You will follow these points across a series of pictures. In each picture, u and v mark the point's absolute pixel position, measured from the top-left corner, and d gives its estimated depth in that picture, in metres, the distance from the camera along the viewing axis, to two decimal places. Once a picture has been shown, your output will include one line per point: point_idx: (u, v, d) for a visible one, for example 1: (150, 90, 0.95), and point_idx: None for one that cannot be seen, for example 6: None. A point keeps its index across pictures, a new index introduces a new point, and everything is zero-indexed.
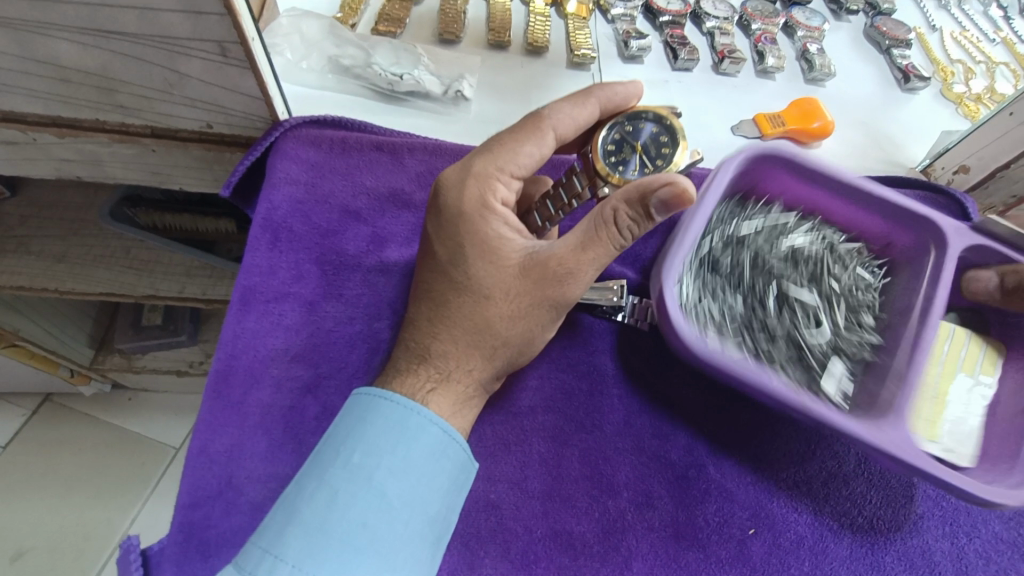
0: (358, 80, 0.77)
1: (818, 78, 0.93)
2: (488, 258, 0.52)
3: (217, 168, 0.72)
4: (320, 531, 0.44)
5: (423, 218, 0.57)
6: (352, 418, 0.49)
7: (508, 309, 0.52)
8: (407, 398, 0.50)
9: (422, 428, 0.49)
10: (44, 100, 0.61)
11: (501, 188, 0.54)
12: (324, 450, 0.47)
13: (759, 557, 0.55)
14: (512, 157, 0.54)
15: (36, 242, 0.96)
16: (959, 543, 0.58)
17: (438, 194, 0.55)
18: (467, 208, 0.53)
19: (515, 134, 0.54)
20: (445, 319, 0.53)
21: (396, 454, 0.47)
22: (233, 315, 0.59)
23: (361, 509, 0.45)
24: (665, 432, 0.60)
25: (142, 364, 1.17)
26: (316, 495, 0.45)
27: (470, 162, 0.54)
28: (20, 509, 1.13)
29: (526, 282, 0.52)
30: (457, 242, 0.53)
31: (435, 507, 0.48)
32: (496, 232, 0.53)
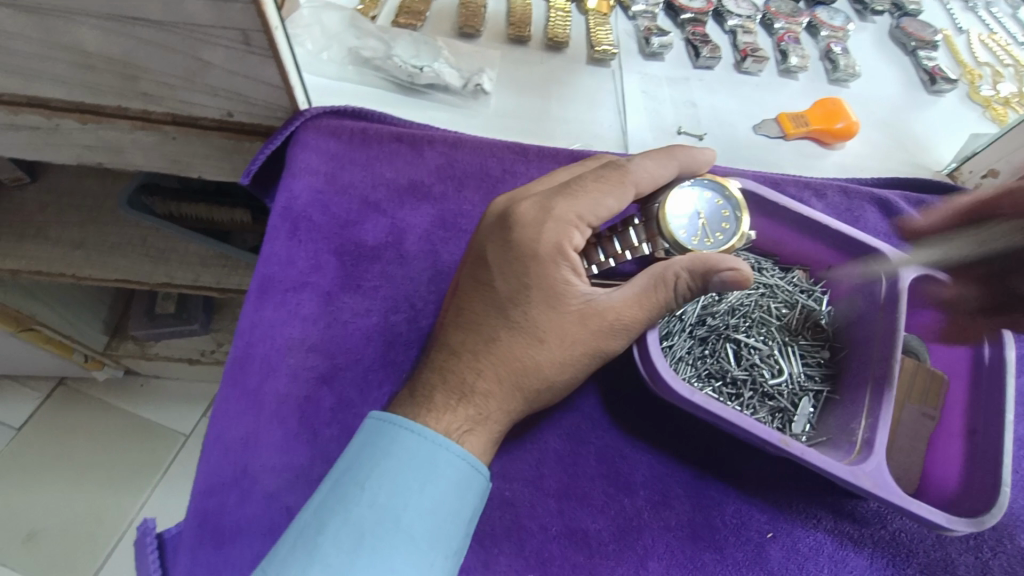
0: (377, 72, 0.77)
1: (842, 79, 0.92)
2: (551, 304, 0.50)
3: (236, 157, 0.72)
4: (343, 573, 0.42)
5: (482, 244, 0.54)
6: (373, 449, 0.47)
7: (559, 355, 0.50)
8: (434, 432, 0.48)
9: (449, 464, 0.47)
10: (68, 86, 0.61)
11: (577, 236, 0.52)
12: (345, 482, 0.46)
13: (776, 561, 0.54)
14: (592, 207, 0.52)
15: (54, 229, 0.97)
16: (983, 558, 0.57)
17: (509, 227, 0.52)
18: (541, 250, 0.51)
19: (598, 182, 0.53)
20: (488, 352, 0.50)
21: (421, 491, 0.46)
22: (252, 304, 0.59)
23: (384, 549, 0.44)
24: (682, 431, 0.59)
25: (155, 351, 1.19)
26: (339, 534, 0.44)
27: (551, 203, 0.52)
28: (33, 490, 1.15)
29: (582, 331, 0.50)
30: (523, 283, 0.51)
31: (457, 540, 0.47)
32: (563, 276, 0.51)
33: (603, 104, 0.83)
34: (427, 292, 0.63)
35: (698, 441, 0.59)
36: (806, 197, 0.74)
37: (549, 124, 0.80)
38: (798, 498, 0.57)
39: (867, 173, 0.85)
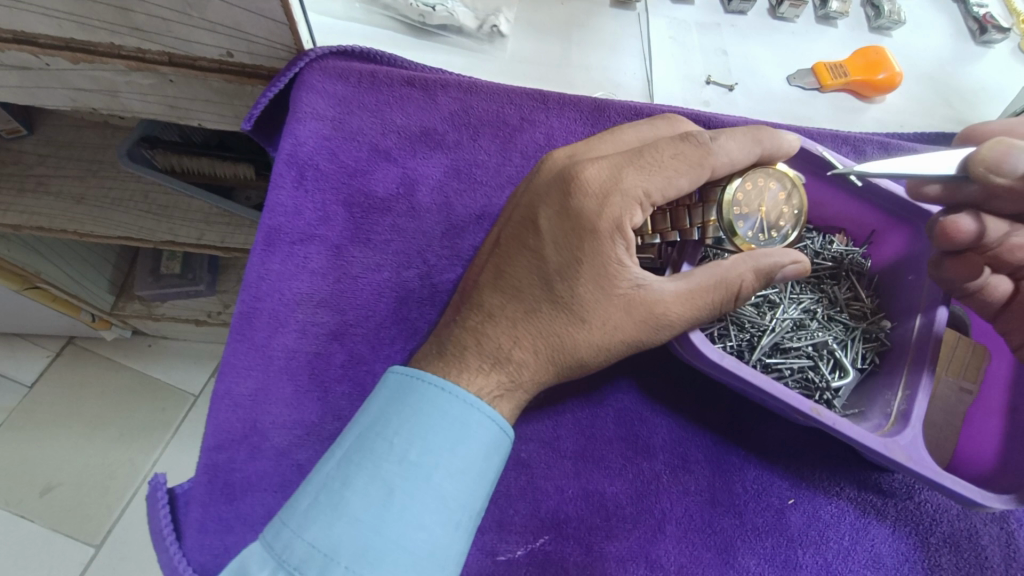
0: (387, 10, 0.71)
1: (885, 27, 0.85)
2: (601, 283, 0.46)
3: (238, 103, 0.68)
4: (370, 529, 0.41)
5: (535, 203, 0.50)
6: (403, 404, 0.45)
7: (600, 339, 0.48)
8: (466, 390, 0.46)
9: (480, 425, 0.45)
10: (55, 19, 0.57)
11: (640, 215, 0.47)
12: (371, 434, 0.44)
13: (797, 528, 0.53)
14: (664, 184, 0.47)
15: (54, 182, 0.93)
16: (1008, 529, 0.55)
17: (570, 193, 0.47)
18: (601, 227, 0.46)
19: (677, 158, 0.47)
20: (528, 322, 0.48)
21: (449, 450, 0.44)
22: (257, 256, 0.55)
23: (412, 509, 0.42)
24: (706, 395, 0.57)
25: (162, 311, 1.17)
26: (367, 488, 0.42)
27: (622, 173, 0.47)
28: (46, 446, 1.16)
29: (628, 318, 0.47)
30: (575, 255, 0.47)
31: (480, 501, 0.45)
32: (617, 258, 0.46)
33: (627, 51, 0.77)
34: (440, 247, 0.60)
35: (721, 407, 0.57)
36: (843, 153, 0.69)
37: (569, 70, 0.75)
38: (823, 465, 0.55)
39: (905, 130, 0.80)
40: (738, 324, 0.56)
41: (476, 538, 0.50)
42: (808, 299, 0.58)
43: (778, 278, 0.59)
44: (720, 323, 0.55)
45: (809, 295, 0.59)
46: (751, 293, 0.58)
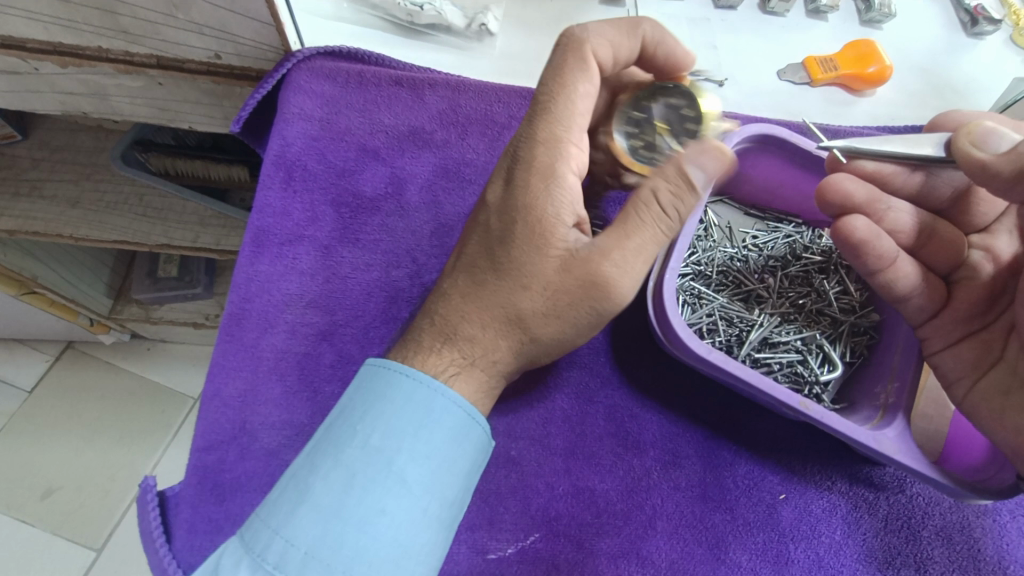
0: (374, 10, 0.71)
1: (876, 19, 0.85)
2: (535, 243, 0.45)
3: (227, 104, 0.68)
4: (335, 517, 0.41)
5: (480, 182, 0.50)
6: (368, 392, 0.46)
7: (545, 305, 0.46)
8: (428, 376, 0.46)
9: (447, 412, 0.45)
10: (42, 23, 0.57)
11: (573, 155, 0.46)
12: (340, 425, 0.45)
13: (788, 523, 0.53)
14: (569, 112, 0.46)
15: (48, 186, 0.94)
16: (1002, 521, 0.55)
17: (509, 159, 0.48)
18: (539, 174, 0.46)
19: (564, 79, 0.47)
20: (477, 295, 0.47)
21: (416, 436, 0.44)
22: (246, 256, 0.56)
23: (374, 492, 0.42)
24: (697, 391, 0.57)
25: (159, 315, 1.17)
26: (331, 475, 0.42)
27: (534, 127, 0.47)
28: (46, 450, 1.16)
29: (568, 278, 0.45)
30: (510, 218, 0.46)
31: (453, 490, 0.45)
32: (552, 210, 0.45)
33: None
34: (429, 246, 0.60)
35: (712, 402, 0.57)
36: None
37: None
38: (815, 459, 0.55)
39: (897, 123, 0.80)
40: (727, 319, 0.56)
41: (466, 536, 0.50)
42: (795, 295, 0.58)
43: (768, 274, 0.59)
44: (708, 319, 0.55)
45: (797, 290, 0.59)
46: (740, 289, 0.58)
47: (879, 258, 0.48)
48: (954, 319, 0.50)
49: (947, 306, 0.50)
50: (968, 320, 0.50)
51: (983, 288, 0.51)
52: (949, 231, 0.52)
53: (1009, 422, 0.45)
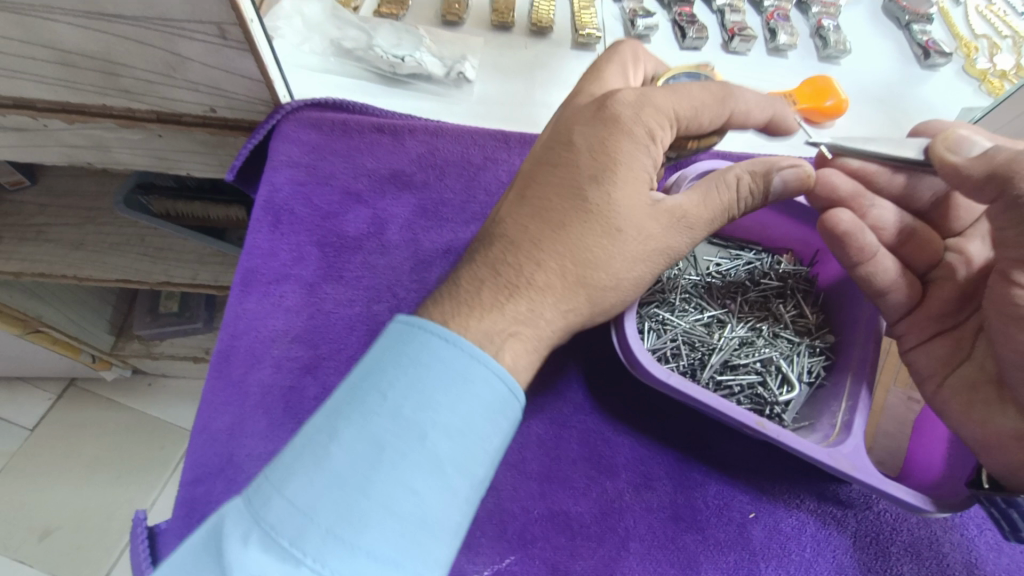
0: (360, 63, 0.77)
1: (833, 56, 0.90)
2: (632, 187, 0.47)
3: (221, 153, 0.73)
4: (349, 487, 0.38)
5: (567, 126, 0.50)
6: (400, 354, 0.43)
7: (636, 251, 0.48)
8: (472, 343, 0.43)
9: (484, 382, 0.43)
10: (52, 86, 0.62)
11: (666, 135, 0.49)
12: (367, 387, 0.42)
13: (758, 542, 0.54)
14: (693, 112, 0.49)
15: (54, 230, 0.98)
16: (969, 536, 0.56)
17: (606, 105, 0.48)
18: (623, 158, 0.47)
19: (704, 90, 0.50)
20: (556, 240, 0.47)
21: (452, 409, 0.41)
22: (235, 296, 0.59)
23: (400, 469, 0.39)
24: (666, 414, 0.59)
25: (160, 350, 1.20)
26: (354, 445, 0.39)
27: (654, 92, 0.48)
28: (46, 489, 1.17)
29: (658, 224, 0.48)
30: (609, 159, 0.47)
31: (486, 469, 0.43)
32: (647, 166, 0.48)
33: None
34: (408, 281, 0.63)
35: (681, 425, 0.59)
36: None
37: (533, 108, 0.79)
38: (781, 478, 0.57)
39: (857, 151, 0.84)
40: (689, 343, 0.59)
41: None
42: (756, 319, 0.62)
43: (729, 300, 0.63)
44: (671, 344, 0.58)
45: (756, 314, 0.62)
46: (702, 314, 0.61)
47: (861, 252, 0.52)
48: (927, 318, 0.54)
49: (920, 304, 0.54)
50: (941, 319, 0.53)
51: (956, 288, 0.53)
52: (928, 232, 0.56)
53: (976, 415, 0.49)
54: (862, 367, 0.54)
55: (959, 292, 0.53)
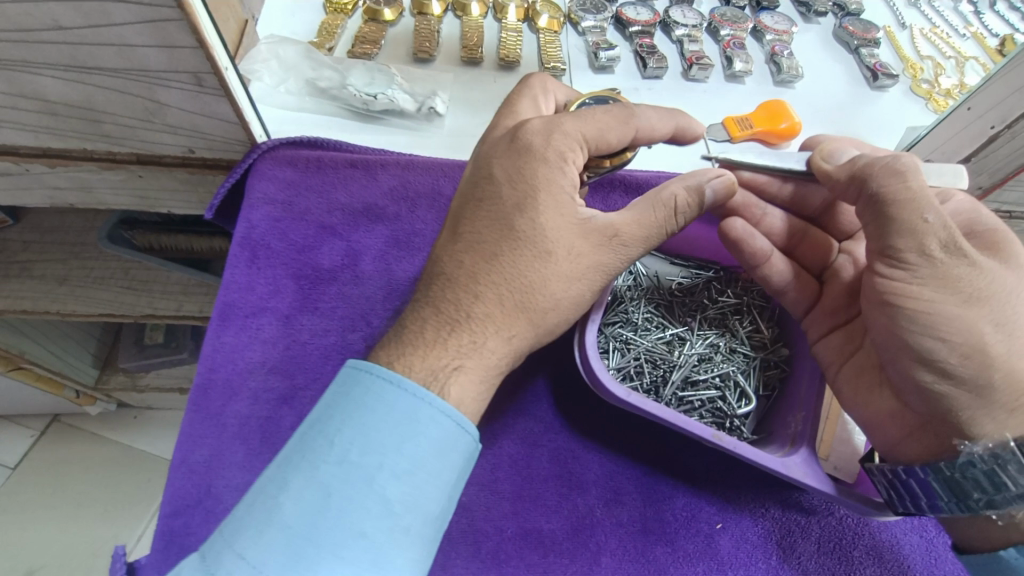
0: (334, 101, 0.80)
1: (787, 80, 0.95)
2: (557, 213, 0.51)
3: (201, 190, 0.76)
4: (304, 537, 0.42)
5: (487, 158, 0.54)
6: (349, 400, 0.47)
7: (567, 270, 0.52)
8: (416, 385, 0.47)
9: (431, 422, 0.46)
10: (34, 133, 0.65)
11: (579, 156, 0.54)
12: (317, 434, 0.45)
13: (726, 551, 0.56)
14: (601, 132, 0.54)
15: (38, 267, 1.00)
16: (929, 538, 0.58)
17: (518, 137, 0.53)
18: (540, 183, 0.51)
19: (606, 114, 0.55)
20: (490, 271, 0.51)
21: (399, 452, 0.45)
22: (213, 330, 0.61)
23: (353, 513, 0.43)
24: (634, 430, 0.61)
25: (146, 382, 1.21)
26: (303, 494, 0.43)
27: (560, 120, 0.53)
28: (29, 529, 1.16)
29: (586, 242, 0.52)
30: (529, 186, 0.51)
31: (436, 504, 0.46)
32: (567, 188, 0.53)
33: None
34: (382, 309, 0.65)
35: (649, 440, 0.61)
36: None
37: None
38: (746, 488, 0.59)
39: None
40: (652, 361, 0.62)
41: None
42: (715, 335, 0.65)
43: (690, 317, 0.65)
44: (634, 362, 0.61)
45: (714, 330, 0.65)
46: (663, 332, 0.64)
47: (756, 254, 0.59)
48: (823, 315, 0.61)
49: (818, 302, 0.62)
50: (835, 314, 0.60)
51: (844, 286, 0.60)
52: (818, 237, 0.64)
53: (861, 396, 0.56)
54: (813, 380, 0.57)
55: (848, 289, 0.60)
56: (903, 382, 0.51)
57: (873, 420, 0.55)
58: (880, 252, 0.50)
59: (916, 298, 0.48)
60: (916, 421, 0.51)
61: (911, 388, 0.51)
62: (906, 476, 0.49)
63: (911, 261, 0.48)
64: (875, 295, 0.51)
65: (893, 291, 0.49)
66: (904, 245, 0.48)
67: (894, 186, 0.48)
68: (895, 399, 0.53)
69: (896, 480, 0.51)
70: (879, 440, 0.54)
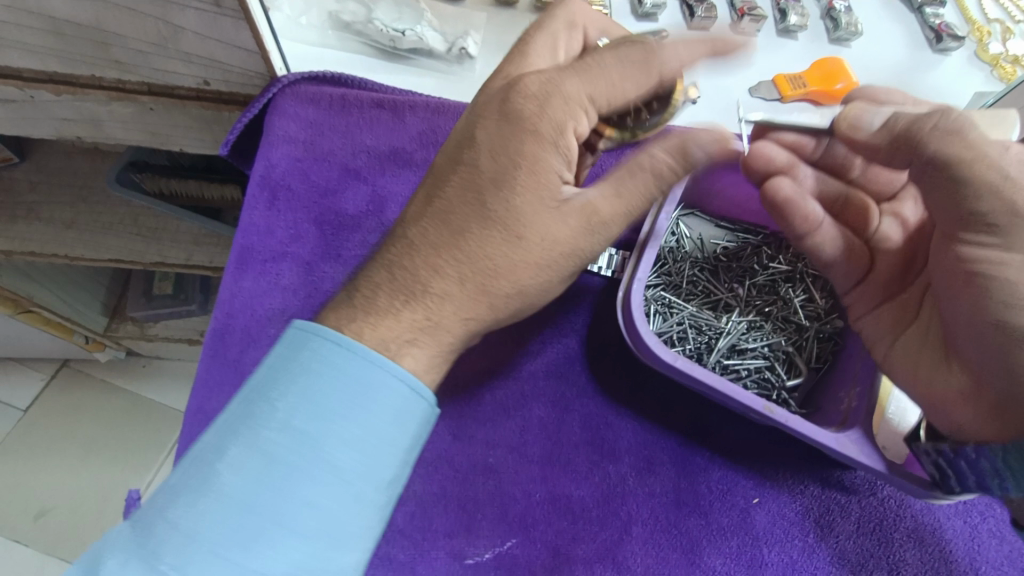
0: (358, 37, 0.74)
1: (843, 38, 0.88)
2: (538, 188, 0.47)
3: (216, 128, 0.71)
4: (244, 508, 0.40)
5: (469, 123, 0.49)
6: (293, 360, 0.44)
7: (535, 255, 0.47)
8: (366, 347, 0.44)
9: (382, 385, 0.44)
10: (39, 55, 0.60)
11: (584, 120, 0.49)
12: (256, 399, 0.43)
13: (762, 527, 0.54)
14: (611, 87, 0.49)
15: (45, 209, 0.96)
16: (972, 523, 0.56)
17: (508, 99, 0.48)
18: (523, 158, 0.47)
19: (620, 61, 0.49)
20: (451, 249, 0.47)
21: (347, 418, 0.43)
22: (230, 274, 0.58)
23: (295, 483, 0.41)
24: (671, 396, 0.59)
25: (155, 332, 1.19)
26: (242, 463, 0.41)
27: (562, 79, 0.48)
28: (41, 471, 1.17)
29: (565, 226, 0.47)
30: (508, 160, 0.47)
31: (387, 472, 0.44)
32: (552, 166, 0.47)
33: None
34: None
35: (686, 411, 0.58)
36: None
37: None
38: (786, 463, 0.57)
39: None
40: (697, 327, 0.61)
41: (445, 542, 0.51)
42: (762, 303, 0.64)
43: (736, 283, 0.65)
44: (678, 327, 0.60)
45: (763, 298, 0.64)
46: (709, 298, 0.64)
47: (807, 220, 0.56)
48: (875, 286, 0.56)
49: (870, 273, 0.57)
50: (888, 285, 0.55)
51: (897, 255, 0.56)
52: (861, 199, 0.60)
53: (919, 376, 0.49)
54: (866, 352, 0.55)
55: (898, 256, 0.56)
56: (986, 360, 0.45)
57: (936, 404, 0.48)
58: (963, 217, 0.44)
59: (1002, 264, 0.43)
60: (992, 404, 0.45)
61: (995, 365, 0.44)
62: (973, 456, 0.44)
63: (1002, 225, 0.42)
64: (957, 261, 0.46)
65: (978, 259, 0.44)
66: (989, 208, 0.42)
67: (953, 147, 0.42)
68: (964, 374, 0.47)
69: (956, 461, 0.46)
70: (944, 424, 0.48)
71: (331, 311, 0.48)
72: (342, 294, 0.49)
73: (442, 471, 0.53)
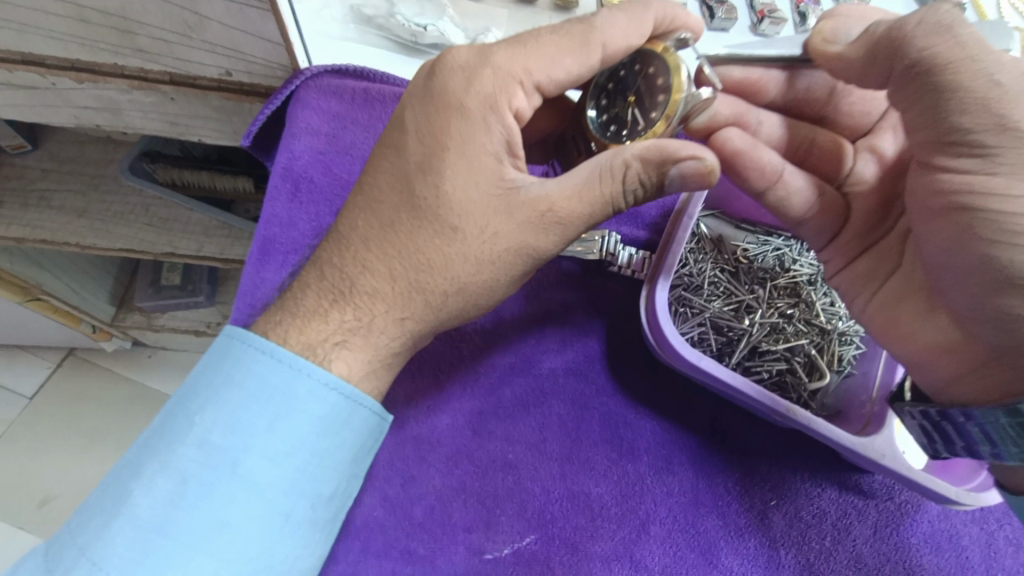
0: (380, 31, 0.74)
1: None
2: (471, 176, 0.48)
3: (236, 119, 0.71)
4: (153, 530, 0.41)
5: (401, 110, 0.51)
6: (217, 371, 0.45)
7: (475, 251, 0.48)
8: (292, 356, 0.45)
9: (310, 398, 0.45)
10: (62, 42, 0.59)
11: (520, 97, 0.49)
12: (179, 416, 0.44)
13: (776, 529, 0.54)
14: (545, 67, 0.49)
15: (57, 197, 0.96)
16: (989, 530, 0.56)
17: (436, 74, 0.49)
18: (453, 139, 0.48)
19: (556, 36, 0.50)
20: (378, 243, 0.48)
21: (270, 432, 0.44)
22: (252, 265, 0.58)
23: (216, 503, 0.42)
24: (688, 396, 0.59)
25: (162, 323, 1.18)
26: (156, 481, 0.42)
27: (492, 50, 0.49)
28: (47, 458, 1.17)
29: (511, 220, 0.48)
30: (435, 143, 0.48)
31: (325, 486, 0.45)
32: (488, 144, 0.48)
33: None
34: None
35: (702, 411, 0.59)
36: None
37: None
38: (799, 467, 0.57)
39: None
40: (717, 328, 0.63)
41: (464, 537, 0.51)
42: (781, 305, 0.66)
43: (757, 285, 0.67)
44: (699, 328, 0.62)
45: (783, 300, 0.66)
46: (730, 299, 0.65)
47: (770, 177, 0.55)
48: (852, 238, 0.59)
49: (846, 224, 0.59)
50: (867, 234, 0.59)
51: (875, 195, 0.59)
52: (829, 140, 0.60)
53: (906, 327, 0.54)
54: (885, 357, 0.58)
55: (875, 199, 0.58)
56: (974, 308, 0.47)
57: (931, 353, 0.51)
58: (938, 140, 0.45)
59: (1000, 193, 0.43)
60: (983, 354, 0.48)
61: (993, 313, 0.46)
62: (965, 420, 0.45)
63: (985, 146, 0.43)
64: (938, 196, 0.47)
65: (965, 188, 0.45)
66: (975, 122, 0.43)
67: (938, 46, 0.42)
68: (956, 328, 0.50)
69: (946, 423, 0.47)
70: (938, 375, 0.51)
71: (349, 301, 0.48)
72: (351, 273, 0.48)
73: (462, 465, 0.54)
